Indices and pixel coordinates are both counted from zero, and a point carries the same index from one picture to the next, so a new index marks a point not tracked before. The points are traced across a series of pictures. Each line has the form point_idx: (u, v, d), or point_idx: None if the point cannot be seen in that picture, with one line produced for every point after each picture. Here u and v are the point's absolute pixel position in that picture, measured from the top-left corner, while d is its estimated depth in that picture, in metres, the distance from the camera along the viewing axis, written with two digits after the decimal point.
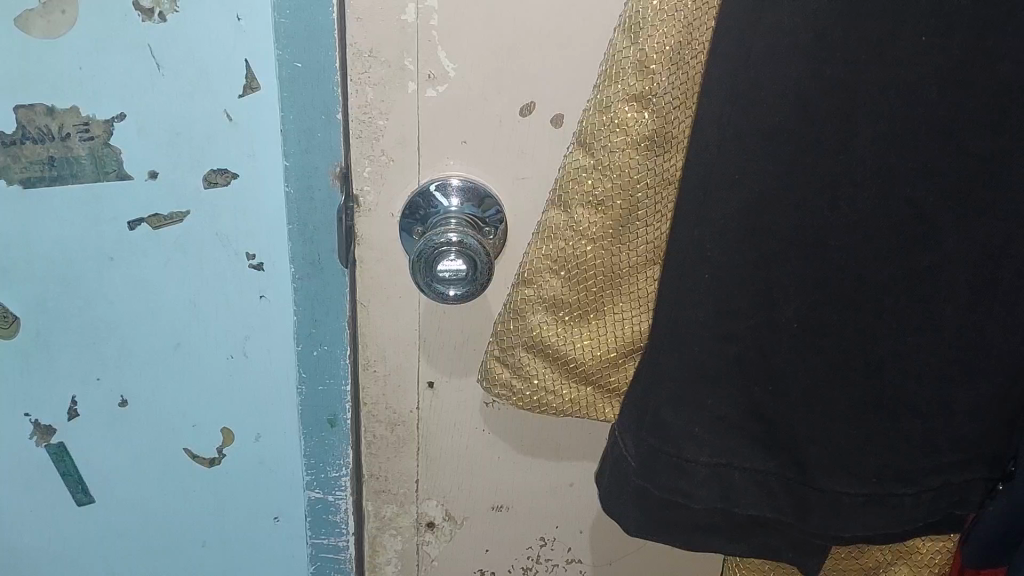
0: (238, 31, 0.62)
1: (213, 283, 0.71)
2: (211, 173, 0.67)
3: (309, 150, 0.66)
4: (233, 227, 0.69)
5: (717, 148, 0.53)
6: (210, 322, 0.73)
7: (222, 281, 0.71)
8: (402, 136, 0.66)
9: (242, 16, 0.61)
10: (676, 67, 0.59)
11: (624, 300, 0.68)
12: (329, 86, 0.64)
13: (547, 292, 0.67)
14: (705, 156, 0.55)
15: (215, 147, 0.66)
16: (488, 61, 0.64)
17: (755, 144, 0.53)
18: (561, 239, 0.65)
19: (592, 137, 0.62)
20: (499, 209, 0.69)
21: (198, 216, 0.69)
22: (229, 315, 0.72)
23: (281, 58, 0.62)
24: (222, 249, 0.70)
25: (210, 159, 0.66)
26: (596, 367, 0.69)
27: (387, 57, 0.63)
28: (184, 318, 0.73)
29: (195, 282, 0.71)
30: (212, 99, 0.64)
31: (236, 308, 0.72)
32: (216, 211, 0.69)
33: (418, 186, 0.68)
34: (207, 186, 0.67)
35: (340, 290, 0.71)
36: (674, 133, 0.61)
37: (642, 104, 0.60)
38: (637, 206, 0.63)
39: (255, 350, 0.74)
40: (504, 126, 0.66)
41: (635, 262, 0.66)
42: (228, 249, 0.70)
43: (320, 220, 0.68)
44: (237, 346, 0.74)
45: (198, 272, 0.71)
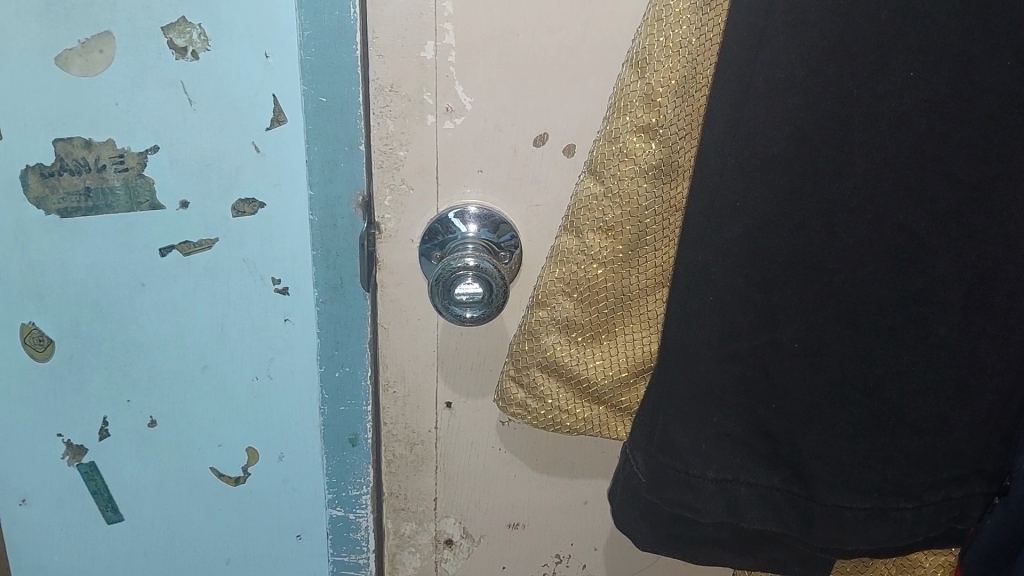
0: (267, 69, 0.66)
1: (240, 308, 0.74)
2: (239, 203, 0.71)
3: (332, 179, 0.69)
4: (260, 254, 0.73)
5: (718, 175, 0.56)
6: (236, 346, 0.76)
7: (249, 305, 0.74)
8: (422, 165, 0.70)
9: (269, 53, 0.65)
10: (683, 98, 0.62)
11: (635, 322, 0.71)
12: (352, 119, 0.67)
13: (561, 314, 0.70)
14: (710, 184, 0.57)
15: (244, 177, 0.70)
16: (502, 95, 0.67)
17: (755, 172, 0.56)
18: (573, 263, 0.68)
19: (602, 166, 0.65)
20: (514, 234, 0.72)
21: (226, 244, 0.72)
22: (255, 338, 0.76)
23: (307, 93, 0.66)
24: (249, 275, 0.73)
25: (238, 189, 0.70)
26: (609, 387, 0.72)
27: (407, 92, 0.67)
28: (212, 342, 0.76)
29: (222, 307, 0.74)
30: (240, 132, 0.68)
31: (261, 332, 0.75)
32: (243, 238, 0.72)
33: (436, 214, 0.71)
34: (236, 215, 0.71)
35: (361, 314, 0.74)
36: (681, 162, 0.65)
37: (649, 135, 0.63)
38: (646, 231, 0.67)
39: (278, 372, 0.77)
40: (518, 156, 0.70)
41: (645, 286, 0.69)
42: (255, 274, 0.73)
43: (342, 246, 0.72)
44: (262, 368, 0.77)
45: (225, 297, 0.74)
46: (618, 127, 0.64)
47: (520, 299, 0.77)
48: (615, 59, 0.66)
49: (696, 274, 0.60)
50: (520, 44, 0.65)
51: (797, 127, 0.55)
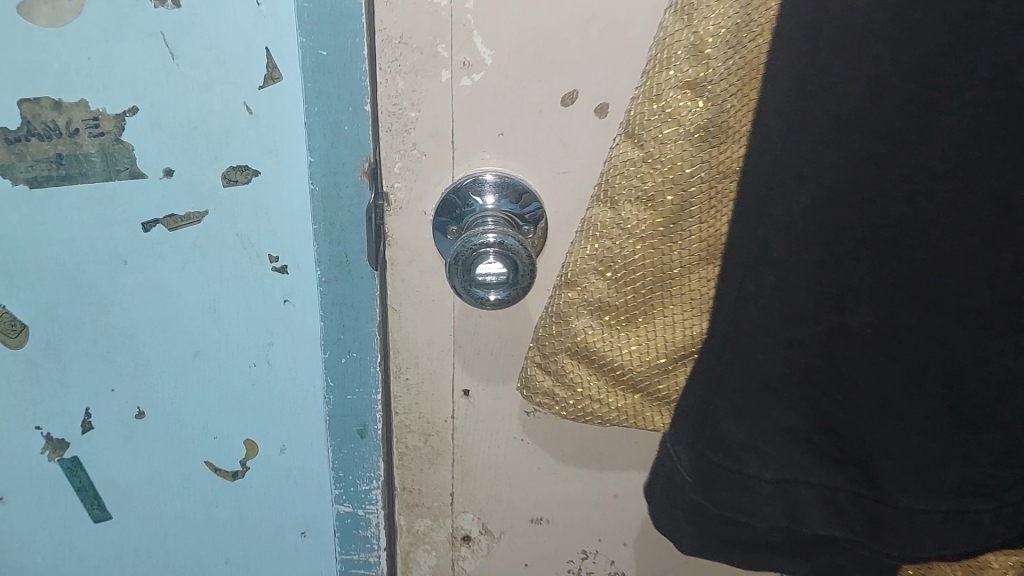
0: (258, 18, 0.57)
1: (234, 287, 0.67)
2: (230, 170, 0.63)
3: (335, 144, 0.62)
4: (255, 228, 0.65)
5: (781, 137, 0.48)
6: (231, 329, 0.68)
7: (243, 286, 0.67)
8: (436, 128, 0.61)
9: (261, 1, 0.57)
10: (734, 49, 0.55)
11: (676, 303, 0.63)
12: (356, 75, 0.59)
13: (593, 295, 0.62)
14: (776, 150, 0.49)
15: (235, 142, 0.62)
16: (527, 47, 0.59)
17: (827, 132, 0.46)
18: (606, 237, 0.61)
19: (641, 127, 0.58)
20: (539, 204, 0.64)
21: (216, 217, 0.65)
22: (251, 321, 0.68)
23: (304, 45, 0.58)
24: (243, 252, 0.66)
25: (229, 155, 0.62)
26: (646, 374, 0.65)
27: (419, 44, 0.58)
28: (203, 326, 0.68)
29: (214, 287, 0.67)
30: (230, 91, 0.60)
31: (258, 315, 0.68)
32: (236, 211, 0.64)
33: (452, 183, 0.63)
34: (227, 184, 0.63)
35: (369, 294, 0.67)
36: (732, 123, 0.57)
37: (695, 91, 0.56)
38: (690, 201, 0.59)
39: (278, 358, 0.69)
40: (544, 117, 0.61)
41: (688, 262, 0.62)
42: (250, 252, 0.66)
43: (347, 218, 0.64)
44: (260, 354, 0.69)
45: (218, 276, 0.67)
46: (660, 83, 0.57)
47: (545, 276, 0.69)
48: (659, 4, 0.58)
49: (754, 251, 0.51)
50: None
51: (880, 77, 0.44)
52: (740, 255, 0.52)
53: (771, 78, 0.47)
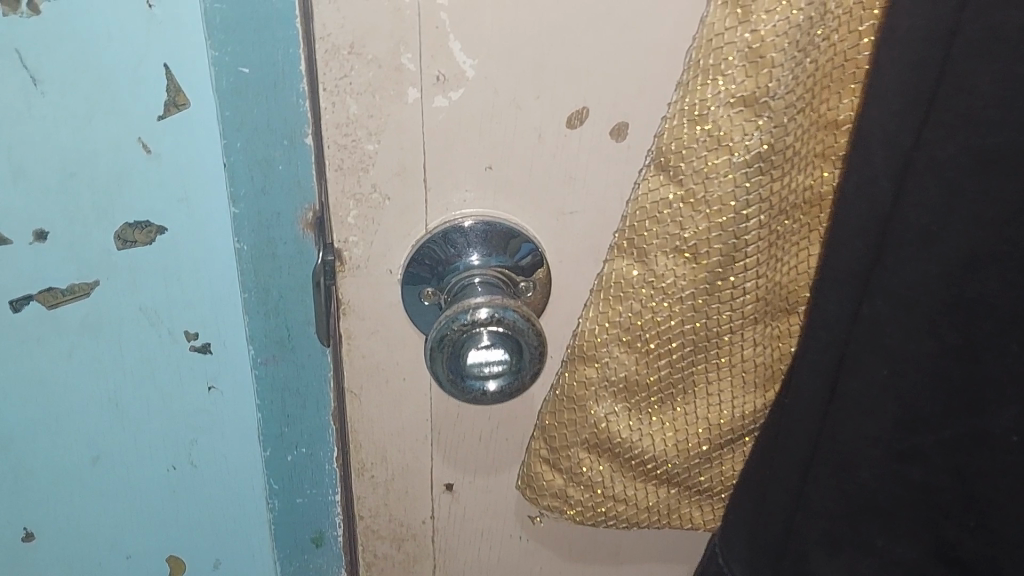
0: (150, 25, 0.41)
1: (141, 376, 0.52)
2: (127, 229, 0.47)
3: (268, 190, 0.46)
4: (164, 300, 0.49)
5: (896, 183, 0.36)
6: (142, 426, 0.53)
7: (154, 371, 0.52)
8: (401, 164, 0.46)
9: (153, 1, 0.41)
10: (802, 53, 0.41)
11: (721, 377, 0.49)
12: (291, 97, 0.44)
13: (616, 372, 0.48)
14: (888, 204, 0.36)
15: (129, 192, 0.46)
16: (521, 54, 0.44)
17: (960, 184, 0.35)
18: (634, 300, 0.46)
19: (681, 158, 0.43)
20: (533, 243, 0.49)
21: (111, 288, 0.49)
22: (168, 415, 0.53)
23: (216, 61, 0.42)
24: (151, 330, 0.50)
25: (123, 209, 0.46)
26: (683, 467, 0.51)
27: (376, 54, 0.43)
28: (102, 425, 0.53)
29: (114, 375, 0.51)
30: (119, 123, 0.44)
31: (176, 406, 0.53)
32: (137, 279, 0.49)
33: (427, 232, 0.48)
34: (122, 246, 0.47)
35: (319, 375, 0.52)
36: (795, 146, 0.44)
37: (753, 109, 0.42)
38: (747, 250, 0.45)
39: (203, 458, 0.55)
40: (544, 143, 0.46)
41: (740, 327, 0.47)
42: (159, 329, 0.50)
43: (287, 283, 0.49)
44: (181, 455, 0.55)
45: (119, 362, 0.51)
46: (707, 99, 0.42)
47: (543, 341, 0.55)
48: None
49: (862, 339, 0.39)
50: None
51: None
52: (835, 340, 0.39)
53: (870, 103, 0.35)
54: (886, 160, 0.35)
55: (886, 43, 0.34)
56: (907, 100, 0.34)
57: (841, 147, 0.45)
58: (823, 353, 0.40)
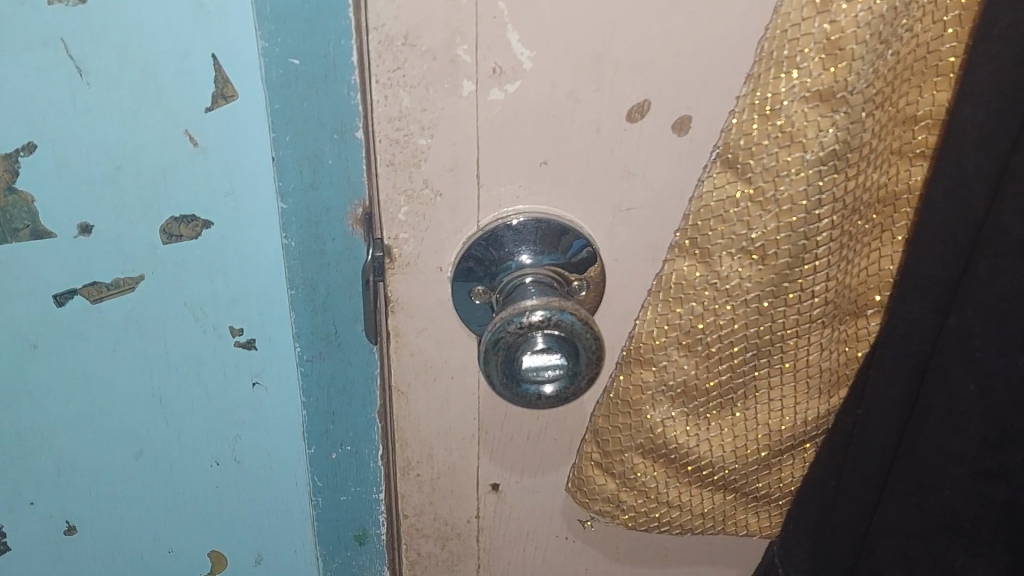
0: (198, 14, 0.40)
1: (185, 371, 0.51)
2: (173, 223, 0.46)
3: (316, 184, 0.44)
4: (209, 296, 0.48)
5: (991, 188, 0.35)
6: (186, 422, 0.53)
7: (198, 366, 0.51)
8: (454, 159, 0.45)
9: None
10: (883, 45, 0.39)
11: (784, 382, 0.47)
12: (341, 90, 0.42)
13: (674, 377, 0.46)
14: (981, 208, 0.35)
15: (175, 186, 0.45)
16: (582, 45, 0.42)
17: None
18: (695, 301, 0.45)
19: (749, 156, 0.42)
20: (584, 238, 0.47)
21: (156, 283, 0.48)
22: (213, 412, 0.52)
23: (266, 51, 0.41)
24: (195, 325, 0.49)
25: (169, 204, 0.45)
26: (741, 472, 0.49)
27: (431, 45, 0.41)
28: (145, 421, 0.52)
29: (158, 371, 0.51)
30: (165, 115, 0.43)
31: (219, 402, 0.52)
32: (182, 274, 0.48)
33: (479, 230, 0.47)
34: (168, 241, 0.46)
35: (365, 372, 0.50)
36: (871, 142, 0.42)
37: (828, 104, 0.40)
38: (815, 252, 0.43)
39: (247, 454, 0.54)
40: (602, 137, 0.45)
41: (805, 331, 0.46)
42: (204, 324, 0.49)
43: (335, 280, 0.47)
44: (225, 451, 0.54)
45: (164, 357, 0.50)
46: (780, 93, 0.40)
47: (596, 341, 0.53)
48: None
49: (946, 350, 0.38)
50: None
51: None
52: (914, 348, 0.39)
53: (961, 105, 0.35)
54: (978, 162, 0.35)
55: (983, 39, 0.34)
56: (1005, 99, 0.33)
57: (917, 143, 0.43)
58: (902, 361, 0.39)
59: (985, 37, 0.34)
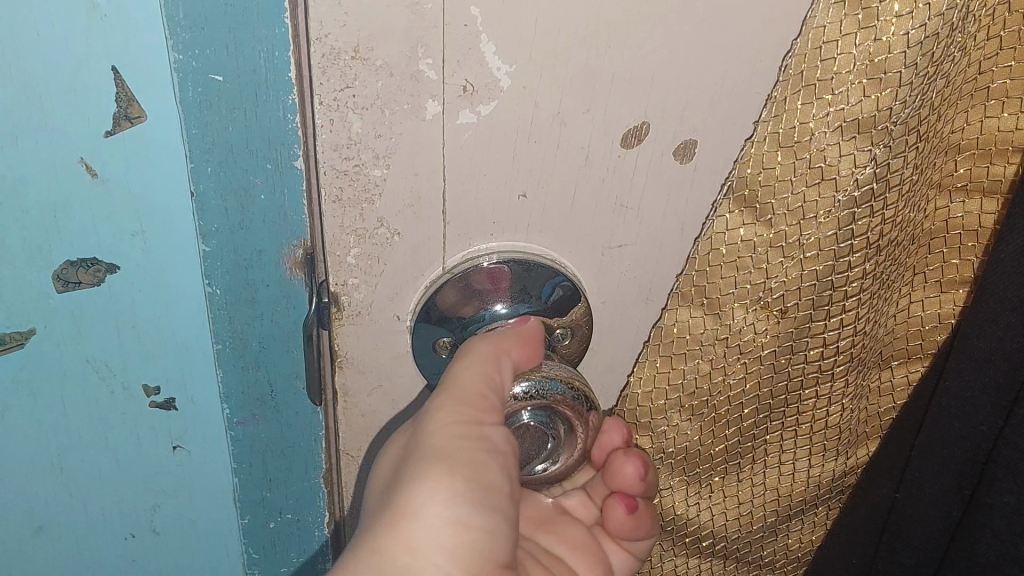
0: (91, 16, 0.31)
1: (104, 431, 0.45)
2: (67, 267, 0.38)
3: (246, 226, 0.37)
4: (116, 353, 0.42)
5: None
6: (105, 480, 0.47)
7: (109, 427, 0.45)
8: (415, 193, 0.37)
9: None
10: (932, 68, 0.32)
11: (799, 446, 0.41)
12: (275, 113, 0.34)
13: (673, 443, 0.41)
14: None
15: (69, 225, 0.37)
16: (571, 59, 0.34)
17: None
18: (700, 359, 0.38)
19: (770, 191, 0.35)
20: (564, 275, 0.41)
21: (53, 334, 0.40)
22: (134, 472, 0.47)
23: (180, 65, 0.33)
24: (103, 384, 0.43)
25: (61, 247, 0.37)
26: (746, 541, 0.44)
27: (386, 60, 0.33)
28: (56, 486, 0.47)
29: (65, 435, 0.44)
30: (52, 144, 0.34)
31: (139, 463, 0.47)
32: (89, 325, 0.41)
33: (446, 274, 0.40)
34: (62, 289, 0.39)
35: (306, 435, 0.46)
36: (916, 177, 0.35)
37: (868, 136, 0.33)
38: (846, 303, 0.37)
39: (167, 523, 0.50)
40: (592, 165, 0.38)
41: (827, 391, 0.39)
42: (111, 383, 0.43)
43: (269, 334, 0.41)
44: (142, 521, 0.49)
45: (71, 418, 0.44)
46: (811, 121, 0.33)
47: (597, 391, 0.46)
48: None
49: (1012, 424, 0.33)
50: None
51: None
52: (972, 432, 0.34)
53: None
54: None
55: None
56: None
57: (960, 176, 0.37)
58: (958, 443, 0.35)
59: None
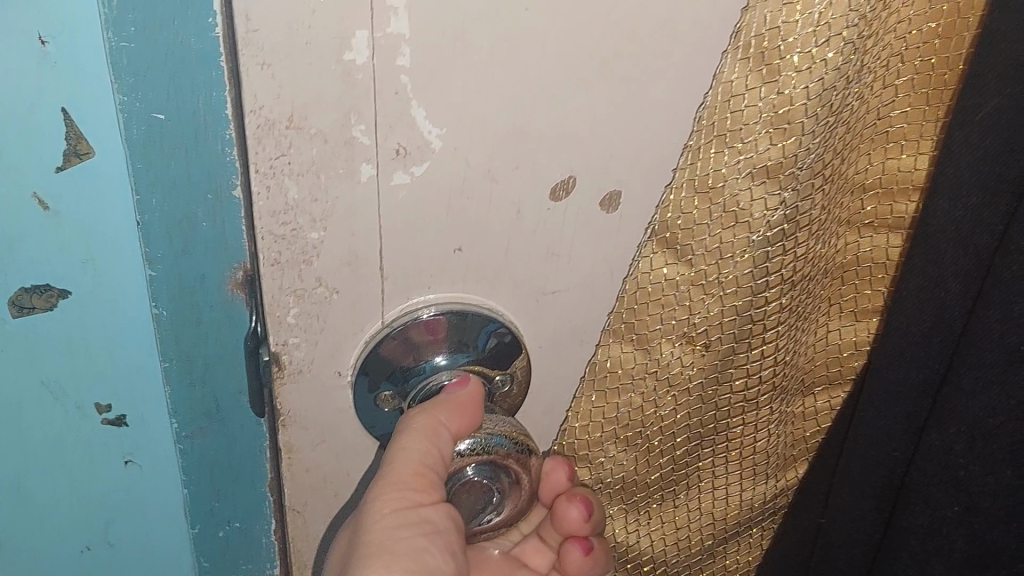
0: (42, 60, 0.32)
1: (56, 454, 0.45)
2: (21, 293, 0.39)
3: (188, 253, 0.38)
4: (70, 376, 0.42)
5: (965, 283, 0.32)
6: (52, 504, 0.47)
7: (59, 450, 0.45)
8: (352, 252, 0.38)
9: (46, 37, 0.32)
10: (832, 118, 0.34)
11: (729, 470, 0.43)
12: (217, 147, 0.35)
13: (612, 473, 0.42)
14: (963, 309, 0.32)
15: (21, 253, 0.38)
16: (497, 119, 0.36)
17: None
18: (633, 393, 0.40)
19: (689, 232, 0.36)
20: (499, 322, 0.42)
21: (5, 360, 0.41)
22: (88, 488, 0.47)
23: (124, 107, 0.33)
24: (56, 408, 0.43)
25: (15, 275, 0.38)
26: (685, 564, 0.45)
27: (321, 127, 0.34)
28: (4, 507, 0.47)
29: (13, 457, 0.45)
30: (3, 179, 0.35)
31: (89, 483, 0.47)
32: (41, 349, 0.41)
33: (384, 328, 0.41)
34: (17, 314, 0.39)
35: (254, 450, 0.45)
36: (827, 216, 0.37)
37: (777, 181, 0.35)
38: (766, 335, 0.39)
39: (120, 537, 0.50)
40: (523, 218, 0.39)
41: (752, 419, 0.41)
42: (65, 404, 0.43)
43: (213, 354, 0.41)
44: (96, 536, 0.49)
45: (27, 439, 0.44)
46: (723, 167, 0.35)
47: (537, 431, 0.48)
48: (709, 35, 0.36)
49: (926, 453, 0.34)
50: (528, 26, 0.34)
51: None
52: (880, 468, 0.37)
53: (937, 194, 0.32)
54: (958, 261, 0.32)
55: (961, 127, 0.31)
56: (987, 194, 0.31)
57: (867, 214, 0.40)
58: (872, 471, 0.37)
59: (964, 123, 0.31)
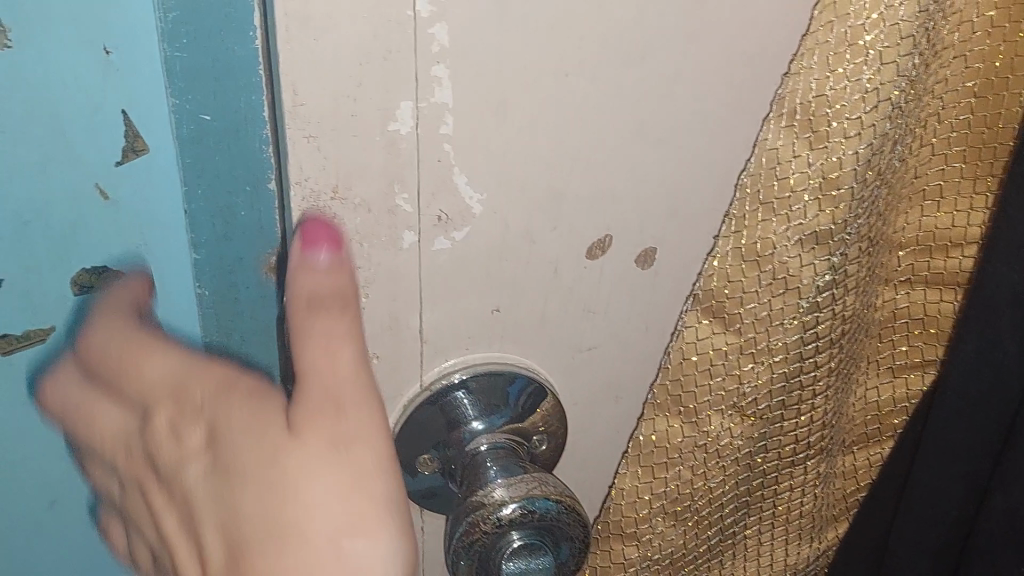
0: (107, 69, 0.34)
1: None
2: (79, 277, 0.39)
3: (227, 237, 0.37)
4: None
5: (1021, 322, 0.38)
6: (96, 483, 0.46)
7: None
8: (393, 316, 0.38)
9: (110, 46, 0.33)
10: (874, 182, 0.35)
11: (774, 535, 0.45)
12: (256, 143, 0.33)
13: (660, 548, 0.42)
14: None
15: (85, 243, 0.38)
16: (537, 182, 0.36)
17: None
18: (682, 466, 0.40)
19: (733, 299, 0.37)
20: (523, 377, 0.41)
21: (66, 337, 0.40)
22: None
23: (176, 108, 0.34)
24: None
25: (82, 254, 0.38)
26: None
27: (365, 197, 0.34)
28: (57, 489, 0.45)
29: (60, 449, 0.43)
30: (67, 169, 0.36)
31: None
32: None
33: (419, 398, 0.40)
34: None
35: None
36: (868, 275, 0.38)
37: (826, 246, 0.36)
38: (809, 402, 0.40)
39: None
40: (561, 278, 0.39)
41: (798, 483, 0.43)
42: None
43: (253, 329, 0.39)
44: None
45: None
46: (771, 235, 0.35)
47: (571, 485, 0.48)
48: (740, 93, 0.37)
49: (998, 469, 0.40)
50: (569, 89, 0.34)
51: None
52: (944, 516, 0.43)
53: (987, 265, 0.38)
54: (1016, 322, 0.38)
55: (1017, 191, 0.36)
56: None
57: (903, 270, 0.41)
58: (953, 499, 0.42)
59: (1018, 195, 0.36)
